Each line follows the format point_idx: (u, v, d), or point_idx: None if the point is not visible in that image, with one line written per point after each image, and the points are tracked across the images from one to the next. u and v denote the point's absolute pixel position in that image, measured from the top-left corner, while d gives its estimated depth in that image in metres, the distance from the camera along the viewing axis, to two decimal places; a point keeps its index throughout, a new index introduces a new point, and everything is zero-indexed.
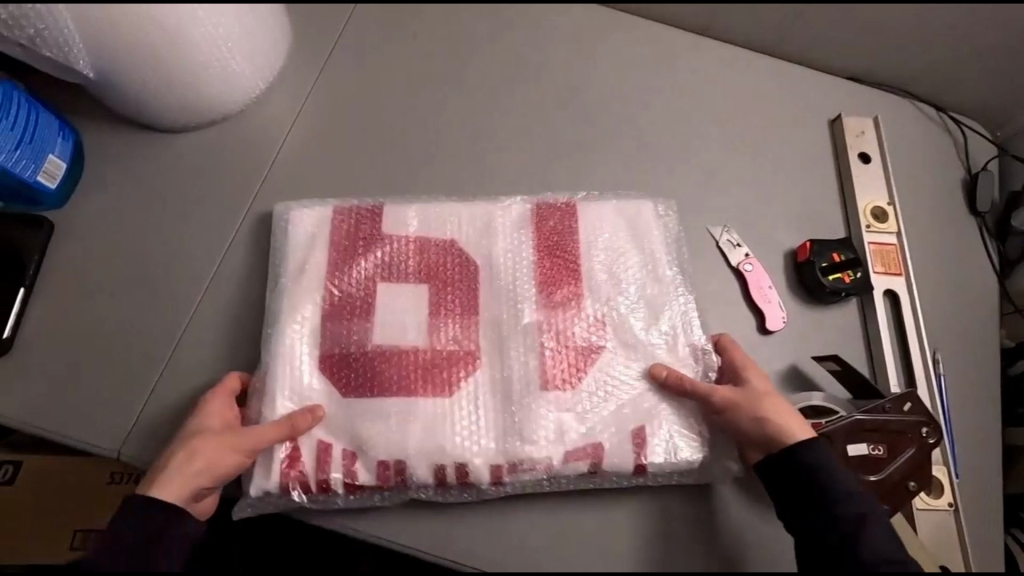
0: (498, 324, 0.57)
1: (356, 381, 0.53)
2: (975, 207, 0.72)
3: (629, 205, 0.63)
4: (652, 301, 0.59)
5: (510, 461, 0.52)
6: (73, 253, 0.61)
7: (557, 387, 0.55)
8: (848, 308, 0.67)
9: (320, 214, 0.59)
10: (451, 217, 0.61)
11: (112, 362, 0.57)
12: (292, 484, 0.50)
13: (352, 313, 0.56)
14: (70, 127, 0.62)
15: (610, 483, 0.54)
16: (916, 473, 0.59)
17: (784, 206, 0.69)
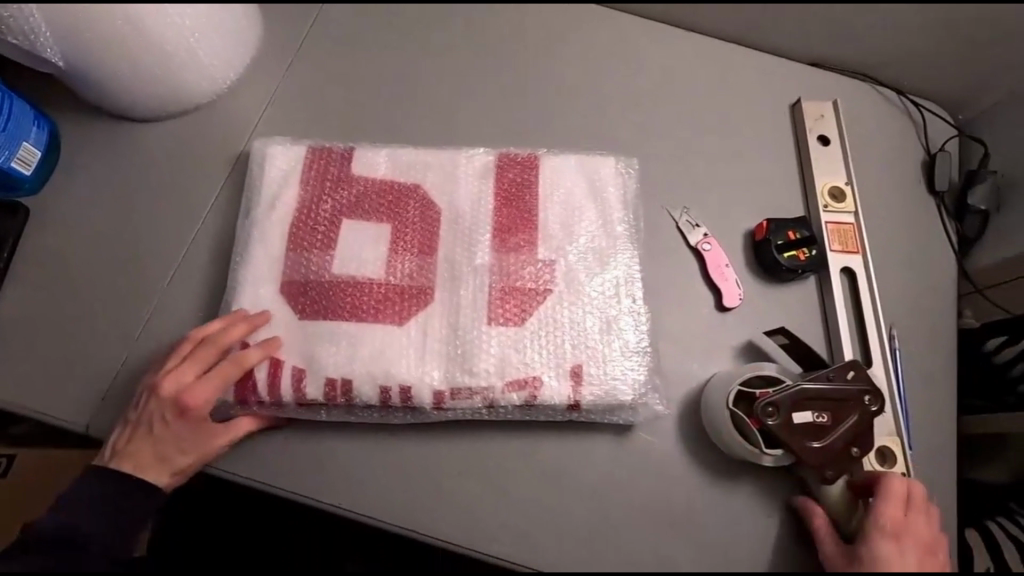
0: (452, 264, 0.60)
1: (312, 305, 0.57)
2: (932, 187, 0.73)
3: (591, 159, 0.66)
4: (600, 255, 0.61)
5: (451, 388, 0.55)
6: (54, 224, 0.65)
7: (502, 323, 0.57)
8: (805, 286, 0.67)
9: (295, 151, 0.63)
10: (419, 163, 0.64)
11: (96, 316, 0.61)
12: (248, 397, 0.54)
13: (315, 244, 0.59)
14: (46, 117, 0.65)
15: (546, 416, 0.56)
16: (859, 439, 0.55)
17: (737, 186, 0.71)
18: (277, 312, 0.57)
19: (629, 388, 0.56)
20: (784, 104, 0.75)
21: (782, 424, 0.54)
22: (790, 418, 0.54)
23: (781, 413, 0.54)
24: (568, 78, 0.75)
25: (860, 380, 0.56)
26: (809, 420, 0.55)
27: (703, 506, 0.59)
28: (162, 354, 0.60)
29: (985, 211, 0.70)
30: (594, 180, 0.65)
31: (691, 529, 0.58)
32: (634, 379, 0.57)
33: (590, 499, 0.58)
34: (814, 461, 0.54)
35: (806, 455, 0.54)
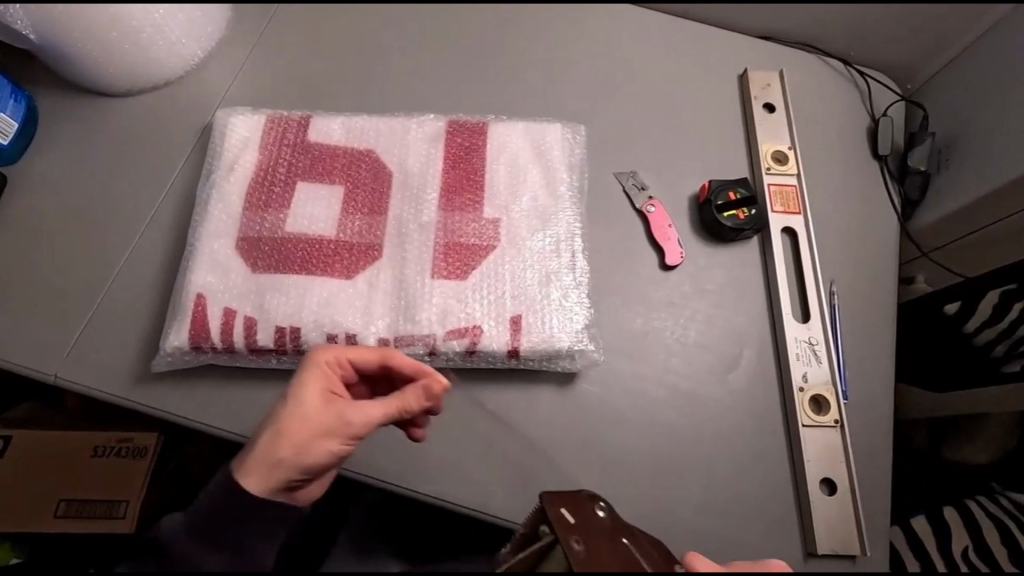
0: (401, 221, 0.63)
1: (266, 259, 0.60)
2: (875, 151, 0.74)
3: (537, 125, 0.68)
4: (543, 214, 0.64)
5: (396, 336, 0.58)
6: (27, 191, 0.68)
7: (446, 276, 0.60)
8: (748, 246, 0.69)
9: (255, 120, 0.67)
10: (372, 131, 0.67)
11: (62, 275, 0.64)
12: (200, 344, 0.57)
13: (270, 204, 0.62)
14: (23, 92, 0.69)
15: (487, 363, 0.59)
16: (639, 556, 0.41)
17: (684, 152, 0.74)
18: (231, 266, 0.60)
19: (566, 337, 0.59)
20: (731, 74, 0.78)
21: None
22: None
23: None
24: (518, 54, 0.78)
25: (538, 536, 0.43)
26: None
27: (642, 453, 0.60)
28: (126, 311, 0.63)
29: (925, 172, 0.72)
30: (539, 144, 0.68)
31: (632, 474, 0.60)
32: (571, 328, 0.59)
33: (533, 446, 0.60)
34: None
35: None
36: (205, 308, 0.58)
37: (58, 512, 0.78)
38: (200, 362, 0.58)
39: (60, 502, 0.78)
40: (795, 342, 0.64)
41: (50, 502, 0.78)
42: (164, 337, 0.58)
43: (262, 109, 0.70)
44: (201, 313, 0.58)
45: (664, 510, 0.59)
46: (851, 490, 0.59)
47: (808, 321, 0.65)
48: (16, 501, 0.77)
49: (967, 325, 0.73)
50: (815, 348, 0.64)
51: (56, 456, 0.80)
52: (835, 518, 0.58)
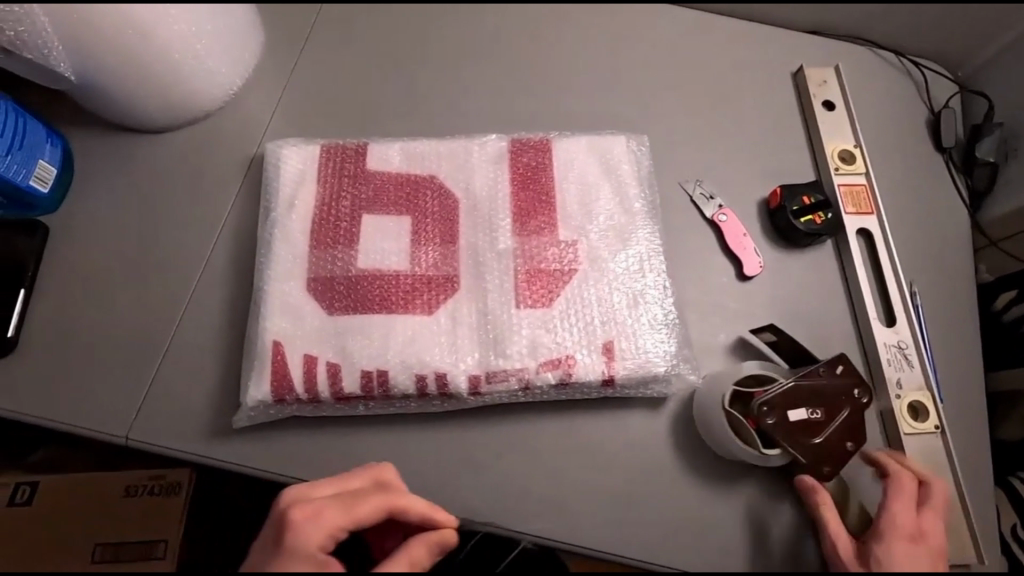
0: (476, 250, 0.60)
1: (343, 301, 0.57)
2: (940, 144, 0.73)
3: (602, 139, 0.66)
4: (621, 232, 0.62)
5: (487, 372, 0.56)
6: (73, 241, 0.64)
7: (531, 305, 0.58)
8: (823, 249, 0.67)
9: (310, 151, 0.64)
10: (433, 155, 0.64)
11: (122, 329, 0.61)
12: (283, 394, 0.54)
13: (337, 241, 0.59)
14: (59, 135, 0.65)
15: (581, 393, 0.57)
16: (852, 433, 0.55)
17: (748, 156, 0.72)
18: (306, 310, 0.57)
19: (661, 360, 0.57)
20: (785, 72, 0.76)
21: (779, 423, 0.54)
22: (785, 417, 0.54)
23: (778, 411, 0.55)
24: (566, 63, 0.75)
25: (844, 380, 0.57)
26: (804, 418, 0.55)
27: (741, 472, 0.58)
28: (193, 363, 0.60)
29: (994, 164, 0.70)
30: (607, 158, 0.65)
31: (732, 496, 0.57)
32: (664, 351, 0.58)
33: (631, 475, 0.58)
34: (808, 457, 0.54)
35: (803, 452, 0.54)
36: (284, 357, 0.55)
37: (95, 557, 0.72)
38: (283, 414, 0.56)
39: (99, 547, 0.73)
40: (884, 348, 0.62)
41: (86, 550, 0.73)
42: (243, 390, 0.55)
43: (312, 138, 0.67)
44: (280, 363, 0.55)
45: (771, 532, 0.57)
46: (960, 496, 0.57)
47: (894, 325, 0.64)
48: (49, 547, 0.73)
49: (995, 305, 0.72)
50: (905, 353, 0.62)
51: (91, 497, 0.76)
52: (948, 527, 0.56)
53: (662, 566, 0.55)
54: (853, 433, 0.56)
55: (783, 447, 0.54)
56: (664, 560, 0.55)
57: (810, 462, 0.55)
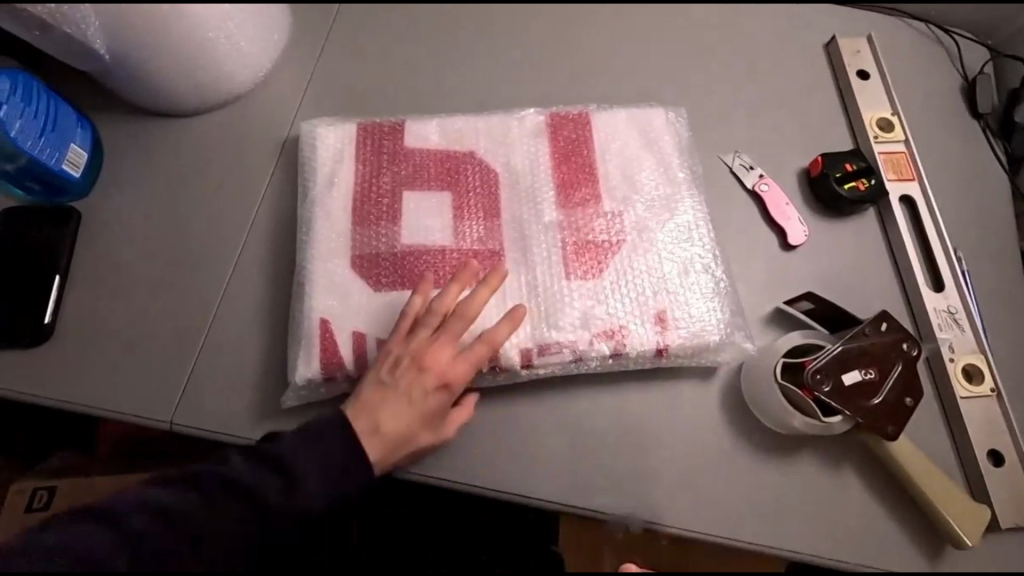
0: (520, 225, 0.60)
1: (389, 278, 0.57)
2: (976, 111, 0.72)
3: (641, 111, 0.65)
4: (666, 203, 0.62)
5: (539, 346, 0.55)
6: (106, 228, 0.63)
7: (579, 277, 0.58)
8: (866, 217, 0.67)
9: (347, 129, 0.63)
10: (472, 131, 0.64)
11: (161, 315, 0.59)
12: (334, 370, 0.54)
13: (381, 218, 0.59)
14: (87, 119, 0.63)
15: (635, 364, 0.57)
16: (909, 388, 0.54)
17: (784, 127, 0.71)
18: (353, 287, 0.57)
19: (714, 328, 0.57)
20: (816, 44, 0.75)
21: (835, 388, 0.53)
22: (840, 382, 0.53)
23: (832, 377, 0.53)
24: (596, 40, 0.75)
25: (890, 334, 0.55)
26: (858, 380, 0.53)
27: (799, 442, 0.57)
28: (235, 346, 0.58)
29: None
30: (647, 131, 0.65)
31: (791, 466, 0.56)
32: (717, 319, 0.58)
33: (686, 447, 0.57)
34: (869, 418, 0.53)
35: (861, 414, 0.53)
36: (333, 334, 0.55)
37: None
38: (333, 392, 0.55)
39: None
40: (934, 313, 0.62)
41: None
42: (291, 369, 0.55)
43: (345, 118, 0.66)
44: (329, 339, 0.55)
45: (834, 502, 0.55)
46: (1022, 458, 0.56)
47: (942, 289, 0.63)
48: None
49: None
50: (956, 317, 0.62)
51: None
52: (1013, 491, 0.55)
53: (721, 537, 0.54)
54: (909, 388, 0.54)
55: (842, 412, 0.53)
56: (723, 531, 0.54)
57: (870, 423, 0.53)
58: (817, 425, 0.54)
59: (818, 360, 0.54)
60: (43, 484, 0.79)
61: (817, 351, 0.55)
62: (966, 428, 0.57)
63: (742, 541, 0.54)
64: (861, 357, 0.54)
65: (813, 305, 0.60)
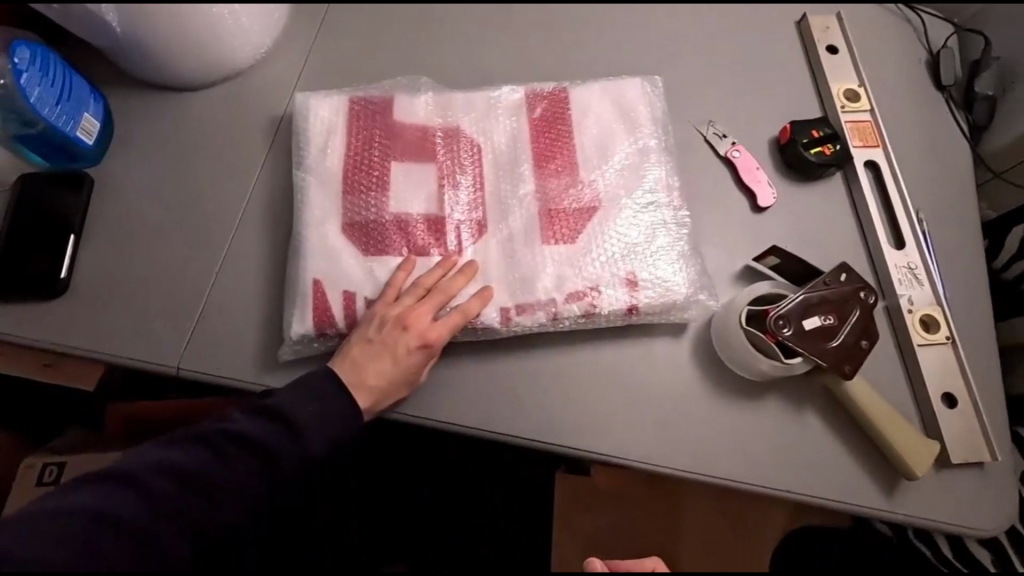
0: (500, 196, 0.64)
1: (376, 245, 0.61)
2: (939, 83, 0.76)
3: (617, 85, 0.69)
4: (636, 171, 0.66)
5: (517, 305, 0.60)
6: (116, 193, 0.67)
7: (555, 242, 0.62)
8: (833, 181, 0.70)
9: (337, 103, 0.66)
10: (454, 108, 0.67)
11: (168, 273, 0.64)
12: (327, 328, 0.59)
13: (370, 187, 0.63)
14: (99, 92, 0.67)
15: (607, 321, 0.61)
16: (866, 330, 0.58)
17: (757, 98, 0.75)
18: (343, 252, 0.61)
19: (680, 286, 0.61)
20: (788, 22, 0.79)
21: (796, 332, 0.57)
22: (800, 326, 0.57)
23: (793, 322, 0.57)
24: (578, 20, 0.79)
25: (849, 283, 0.59)
26: (818, 324, 0.57)
27: (765, 386, 0.61)
28: (238, 300, 0.63)
29: (993, 96, 0.74)
30: (622, 104, 0.68)
31: (756, 408, 0.60)
32: (684, 278, 0.62)
33: (658, 391, 0.61)
34: (829, 360, 0.56)
35: (821, 356, 0.56)
36: (325, 294, 0.59)
37: None
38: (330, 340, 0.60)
39: None
40: (895, 269, 0.65)
41: None
42: (287, 325, 0.59)
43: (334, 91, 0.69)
44: (322, 304, 0.59)
45: (796, 441, 0.59)
46: (974, 402, 0.60)
47: (903, 248, 0.67)
48: None
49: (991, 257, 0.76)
50: (916, 273, 0.65)
51: None
52: (963, 431, 0.59)
53: (690, 473, 0.58)
54: (866, 331, 0.58)
55: (803, 354, 0.57)
56: (692, 467, 0.58)
57: (830, 363, 0.56)
58: (782, 368, 0.57)
59: (781, 307, 0.58)
60: (52, 460, 0.88)
61: (780, 300, 0.59)
62: (922, 374, 0.61)
63: (709, 476, 0.58)
64: (821, 304, 0.58)
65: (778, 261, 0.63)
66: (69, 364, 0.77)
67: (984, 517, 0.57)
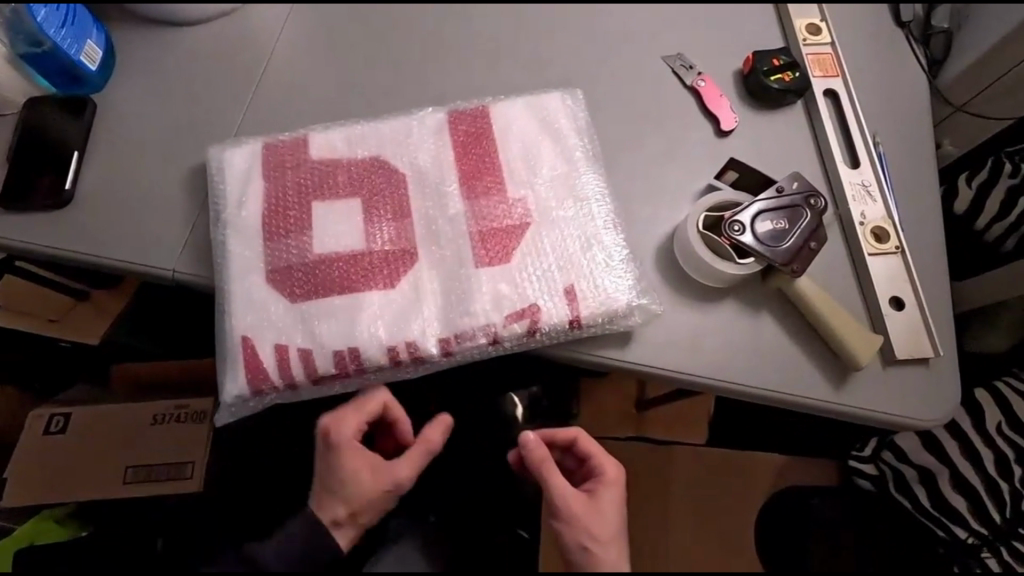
0: (429, 219, 0.61)
1: (304, 287, 0.58)
2: (899, 19, 0.80)
3: (537, 98, 0.67)
4: (566, 183, 0.63)
5: (454, 334, 0.57)
6: (116, 118, 0.71)
7: (490, 263, 0.59)
8: (793, 108, 0.74)
9: (252, 150, 0.64)
10: (373, 135, 0.64)
11: (163, 189, 0.68)
12: (260, 386, 0.56)
13: (289, 230, 0.60)
14: (103, 26, 0.73)
15: (552, 339, 0.58)
16: (816, 235, 0.62)
17: (723, 34, 0.78)
18: (268, 299, 0.58)
19: (618, 292, 0.59)
20: None
21: (749, 234, 0.61)
22: (754, 230, 0.61)
23: (747, 226, 0.61)
24: None
25: (802, 191, 0.63)
26: (771, 228, 0.61)
27: (723, 289, 0.64)
28: None
29: (948, 30, 0.80)
30: (544, 118, 0.66)
31: (714, 310, 0.64)
32: (628, 273, 0.60)
33: None
34: (782, 259, 0.60)
35: (774, 256, 0.60)
36: (255, 349, 0.56)
37: (128, 478, 0.88)
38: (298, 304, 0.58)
39: (130, 469, 0.88)
40: (849, 185, 0.69)
41: (120, 471, 0.88)
42: (220, 387, 0.57)
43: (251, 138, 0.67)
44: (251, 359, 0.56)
45: (753, 339, 0.63)
46: (919, 303, 0.64)
47: (858, 167, 0.70)
48: (84, 468, 0.88)
49: (953, 211, 0.82)
50: (869, 190, 0.69)
51: (120, 426, 0.91)
52: (907, 328, 0.63)
53: (649, 368, 0.61)
54: (814, 235, 0.62)
55: (755, 255, 0.61)
56: (652, 362, 0.61)
57: (781, 263, 0.60)
58: (738, 268, 0.61)
59: (736, 212, 0.62)
60: (58, 411, 0.92)
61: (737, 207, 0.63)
62: (871, 281, 0.64)
63: (666, 371, 0.61)
64: (773, 211, 0.62)
65: (737, 174, 0.69)
66: (76, 311, 0.93)
67: (923, 407, 0.61)
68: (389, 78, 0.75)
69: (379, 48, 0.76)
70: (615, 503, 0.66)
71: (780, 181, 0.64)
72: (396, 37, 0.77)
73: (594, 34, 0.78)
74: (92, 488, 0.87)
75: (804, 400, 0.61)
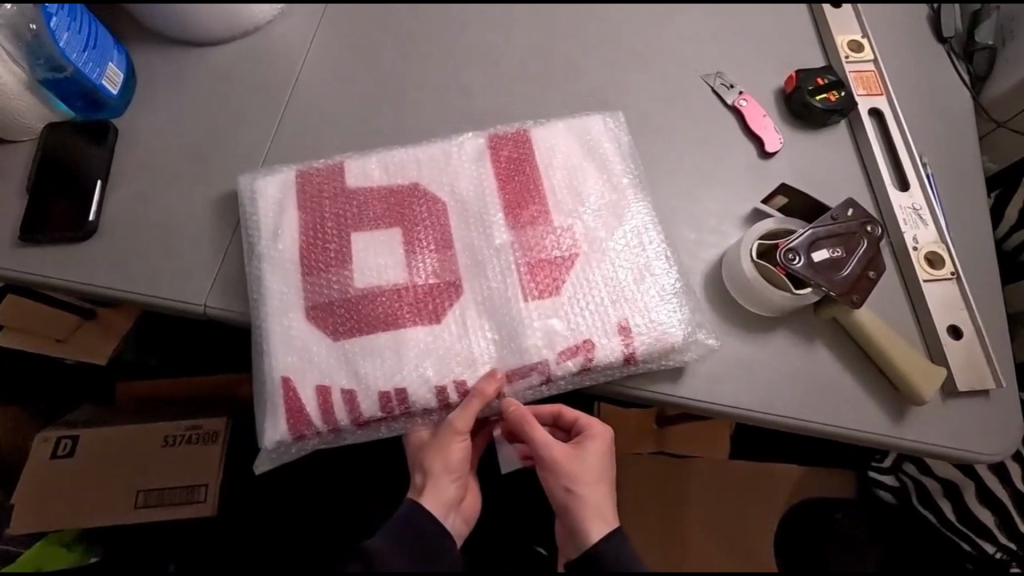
0: (474, 251, 0.59)
1: (346, 324, 0.56)
2: (940, 35, 0.79)
3: (580, 120, 0.65)
4: (614, 211, 0.61)
5: (508, 372, 0.55)
6: (137, 143, 0.68)
7: (538, 297, 0.57)
8: (838, 128, 0.72)
9: (285, 178, 0.61)
10: (411, 161, 0.62)
11: (190, 219, 0.65)
12: (303, 432, 0.54)
13: (328, 264, 0.57)
14: (122, 47, 0.70)
15: (604, 375, 0.56)
16: (874, 262, 0.60)
17: (764, 51, 0.76)
18: (310, 337, 0.55)
19: (673, 325, 0.57)
20: None
21: (807, 263, 0.58)
22: (811, 259, 0.58)
23: (803, 255, 0.58)
24: None
25: (858, 217, 0.61)
26: (826, 258, 0.59)
27: (775, 319, 0.62)
28: None
29: (993, 47, 0.77)
30: (588, 142, 0.64)
31: (768, 341, 0.61)
32: (680, 306, 0.58)
33: None
34: (839, 290, 0.58)
35: (832, 286, 0.58)
36: (297, 393, 0.54)
37: (139, 502, 0.82)
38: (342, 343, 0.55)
39: (140, 492, 0.83)
40: (900, 209, 0.67)
41: (131, 494, 0.83)
42: (260, 433, 0.55)
43: (282, 164, 0.64)
44: (289, 412, 0.54)
45: (808, 372, 0.60)
46: (977, 331, 0.62)
47: (907, 189, 0.68)
48: (92, 492, 0.83)
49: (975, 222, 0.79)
50: (920, 213, 0.67)
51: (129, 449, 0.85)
52: (965, 359, 0.61)
53: (702, 402, 0.59)
54: (872, 262, 0.60)
55: (813, 284, 0.58)
56: (707, 398, 0.59)
57: (839, 293, 0.58)
58: (792, 300, 0.59)
59: (791, 240, 0.59)
60: (66, 433, 0.86)
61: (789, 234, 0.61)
62: (927, 309, 0.63)
63: (720, 406, 0.59)
64: (830, 239, 0.60)
65: (786, 199, 0.66)
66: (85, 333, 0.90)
67: (983, 441, 0.59)
68: (421, 99, 0.72)
69: (409, 66, 0.73)
70: (600, 456, 0.60)
71: (832, 207, 0.62)
72: (426, 57, 0.74)
73: (631, 50, 0.75)
74: (100, 513, 0.82)
75: (863, 434, 0.59)
